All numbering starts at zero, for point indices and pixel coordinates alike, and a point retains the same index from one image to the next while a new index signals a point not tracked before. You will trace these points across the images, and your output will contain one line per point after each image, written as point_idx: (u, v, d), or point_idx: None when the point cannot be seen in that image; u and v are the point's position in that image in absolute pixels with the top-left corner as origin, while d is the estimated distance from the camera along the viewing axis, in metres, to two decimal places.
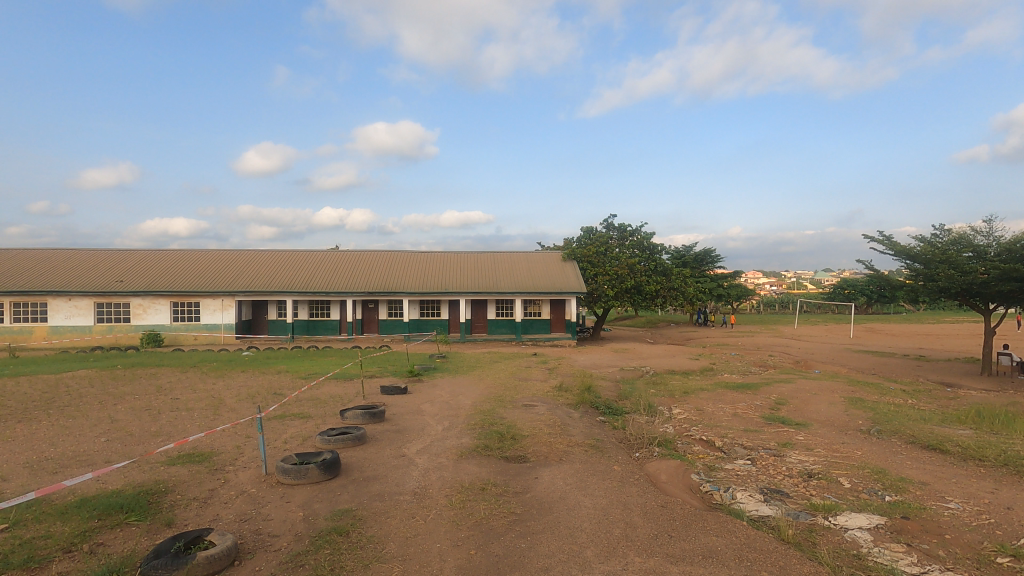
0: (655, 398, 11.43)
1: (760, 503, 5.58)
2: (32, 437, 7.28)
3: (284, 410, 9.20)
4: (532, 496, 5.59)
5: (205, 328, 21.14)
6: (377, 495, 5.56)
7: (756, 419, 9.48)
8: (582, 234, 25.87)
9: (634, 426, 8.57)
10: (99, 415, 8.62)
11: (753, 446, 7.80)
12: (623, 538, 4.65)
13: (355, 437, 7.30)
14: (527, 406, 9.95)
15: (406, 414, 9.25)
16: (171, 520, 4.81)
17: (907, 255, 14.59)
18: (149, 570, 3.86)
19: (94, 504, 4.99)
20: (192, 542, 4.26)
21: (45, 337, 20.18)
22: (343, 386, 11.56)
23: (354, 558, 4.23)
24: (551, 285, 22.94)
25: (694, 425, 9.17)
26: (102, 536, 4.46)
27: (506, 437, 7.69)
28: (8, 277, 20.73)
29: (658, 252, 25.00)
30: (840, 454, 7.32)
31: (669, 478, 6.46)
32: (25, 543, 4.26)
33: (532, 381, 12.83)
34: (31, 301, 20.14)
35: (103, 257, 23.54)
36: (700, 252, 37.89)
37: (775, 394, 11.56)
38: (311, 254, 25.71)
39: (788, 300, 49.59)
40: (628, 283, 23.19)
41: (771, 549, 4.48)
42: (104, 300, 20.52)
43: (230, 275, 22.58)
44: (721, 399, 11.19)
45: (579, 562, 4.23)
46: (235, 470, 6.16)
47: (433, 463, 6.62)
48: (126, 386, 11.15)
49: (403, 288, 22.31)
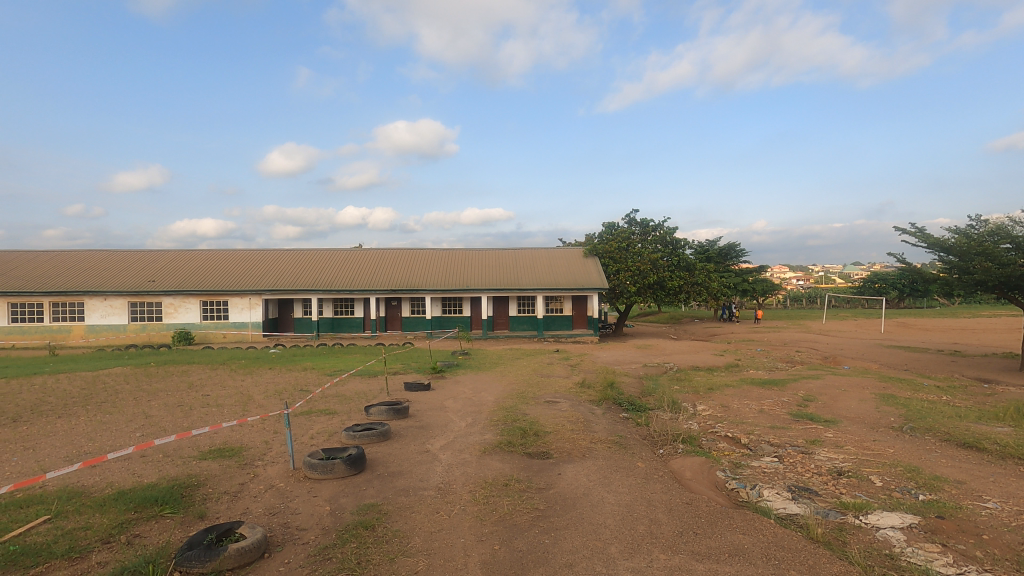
0: (678, 394, 11.29)
1: (787, 501, 5.49)
2: (72, 433, 7.55)
3: (310, 407, 9.36)
4: (556, 492, 5.60)
5: (234, 326, 21.60)
6: (402, 490, 5.63)
7: (783, 416, 9.29)
8: (604, 229, 25.76)
9: (657, 423, 8.48)
10: (135, 411, 8.90)
11: (780, 444, 7.66)
12: (648, 535, 4.62)
13: (379, 433, 7.39)
14: (550, 402, 9.92)
15: (430, 411, 9.33)
16: (203, 513, 4.95)
17: (942, 248, 14.09)
18: (182, 562, 3.97)
19: (130, 498, 5.15)
20: (224, 534, 4.38)
21: (82, 335, 20.89)
22: (368, 382, 11.74)
23: (379, 552, 4.29)
24: (573, 281, 22.90)
25: (720, 422, 9.03)
26: (139, 527, 4.61)
27: (529, 433, 7.71)
28: (47, 278, 21.50)
29: (680, 247, 24.74)
30: (871, 452, 7.14)
31: (693, 475, 6.38)
32: (66, 534, 4.43)
33: (554, 378, 12.77)
34: (68, 301, 20.86)
35: (136, 258, 24.25)
36: (725, 246, 37.11)
37: (803, 391, 11.31)
38: (335, 252, 26.09)
39: (815, 294, 48.71)
40: (651, 278, 22.95)
41: (799, 547, 4.40)
42: (137, 300, 21.14)
43: (257, 274, 23.03)
44: (747, 396, 10.99)
45: (603, 559, 4.22)
46: (263, 465, 6.29)
47: (457, 459, 6.67)
48: (160, 383, 11.50)
49: (425, 286, 22.50)
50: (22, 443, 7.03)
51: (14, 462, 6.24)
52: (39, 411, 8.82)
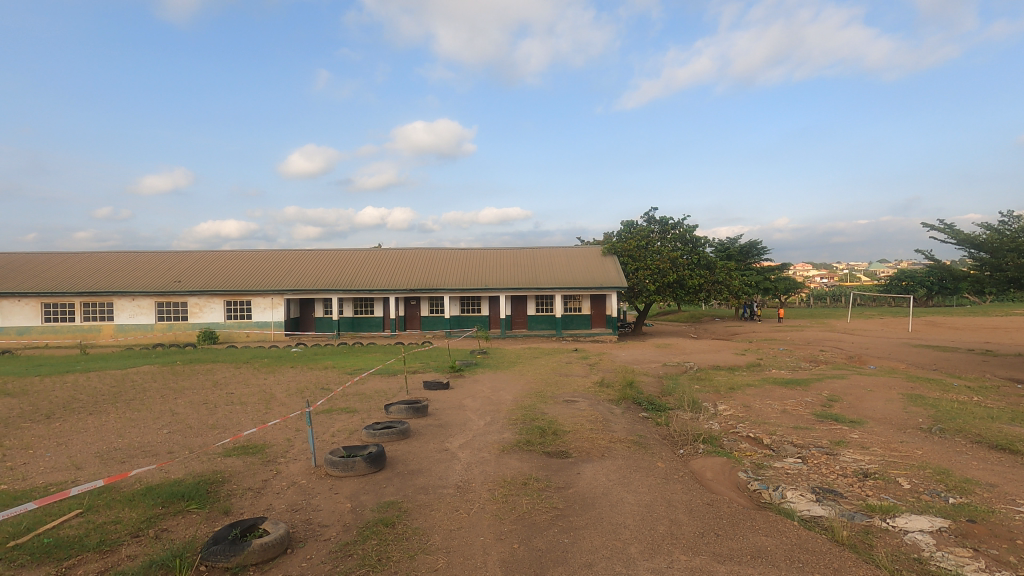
0: (699, 394, 11.16)
1: (812, 503, 5.39)
2: (103, 429, 7.76)
3: (331, 405, 9.47)
4: (575, 492, 5.58)
5: (257, 326, 21.95)
6: (421, 488, 5.67)
7: (806, 417, 9.13)
8: (623, 228, 25.60)
9: (678, 423, 8.40)
10: (162, 408, 9.10)
11: (804, 444, 7.53)
12: (669, 536, 4.58)
13: (399, 431, 7.47)
14: (569, 402, 9.87)
15: (448, 410, 9.37)
16: (228, 509, 5.05)
17: (973, 244, 13.66)
18: (208, 556, 4.05)
19: (158, 493, 5.27)
20: (248, 529, 4.46)
21: (112, 335, 21.44)
22: (387, 381, 11.81)
23: (399, 549, 4.32)
24: (591, 280, 22.77)
25: (741, 422, 8.93)
26: (167, 522, 4.72)
27: (547, 433, 7.68)
28: (78, 279, 22.14)
29: (700, 245, 24.47)
30: (898, 454, 6.98)
31: (715, 476, 6.30)
32: (97, 527, 4.56)
33: (573, 377, 12.74)
34: (98, 301, 21.44)
35: (163, 259, 24.85)
36: (746, 245, 36.59)
37: (827, 391, 11.09)
38: (355, 253, 26.37)
39: (841, 292, 47.77)
40: (670, 277, 22.73)
41: (824, 550, 4.32)
42: (164, 300, 21.63)
43: (279, 275, 23.40)
44: (769, 396, 10.82)
45: (623, 559, 4.20)
46: (285, 463, 6.39)
47: (476, 457, 6.70)
48: (186, 381, 11.72)
49: (444, 286, 22.60)
50: (55, 438, 7.25)
51: (48, 457, 6.44)
52: (70, 408, 9.07)
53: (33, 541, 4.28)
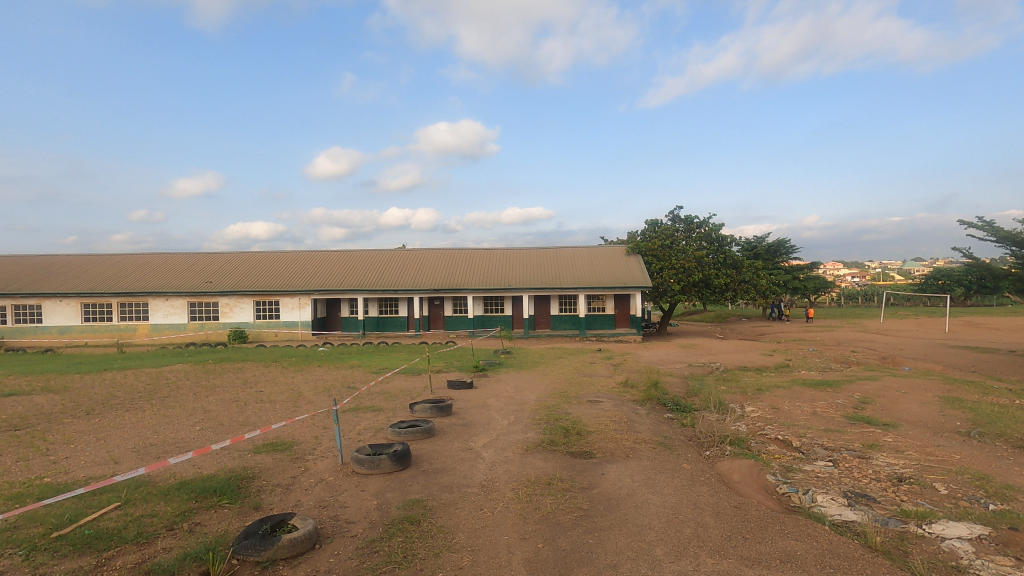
0: (725, 395, 10.99)
1: (843, 507, 5.26)
2: (139, 425, 8.02)
3: (357, 404, 9.60)
4: (600, 492, 5.55)
5: (285, 326, 22.39)
6: (446, 487, 5.71)
7: (837, 419, 8.92)
8: (647, 227, 25.34)
9: (704, 423, 8.29)
10: (195, 406, 9.35)
11: (835, 447, 7.36)
12: (695, 538, 4.52)
13: (424, 429, 7.54)
14: (593, 402, 9.81)
15: (473, 409, 9.42)
16: (258, 504, 5.16)
17: (1015, 242, 13.12)
18: (240, 550, 4.14)
19: (191, 488, 5.42)
20: (277, 525, 4.55)
21: (147, 334, 22.13)
22: (412, 381, 11.93)
23: (425, 547, 4.37)
24: (615, 280, 22.61)
25: (769, 424, 8.77)
26: (200, 516, 4.86)
27: (571, 433, 7.66)
28: (116, 280, 22.92)
29: (726, 244, 24.08)
30: (935, 458, 6.76)
31: (743, 478, 6.19)
32: (135, 520, 4.71)
33: (596, 377, 12.67)
34: (134, 301, 22.14)
35: (196, 260, 25.57)
36: (774, 244, 35.90)
37: (859, 393, 10.82)
38: (380, 254, 26.71)
39: (873, 292, 46.46)
40: (695, 277, 22.45)
41: (856, 556, 4.22)
42: (196, 300, 22.23)
43: (306, 275, 23.83)
44: (798, 397, 10.60)
45: (648, 560, 4.16)
46: (313, 459, 6.51)
47: (500, 457, 6.72)
48: (217, 379, 12.01)
49: (467, 286, 22.72)
50: (95, 434, 7.53)
51: (89, 451, 6.68)
52: (108, 405, 9.39)
53: (75, 532, 4.46)
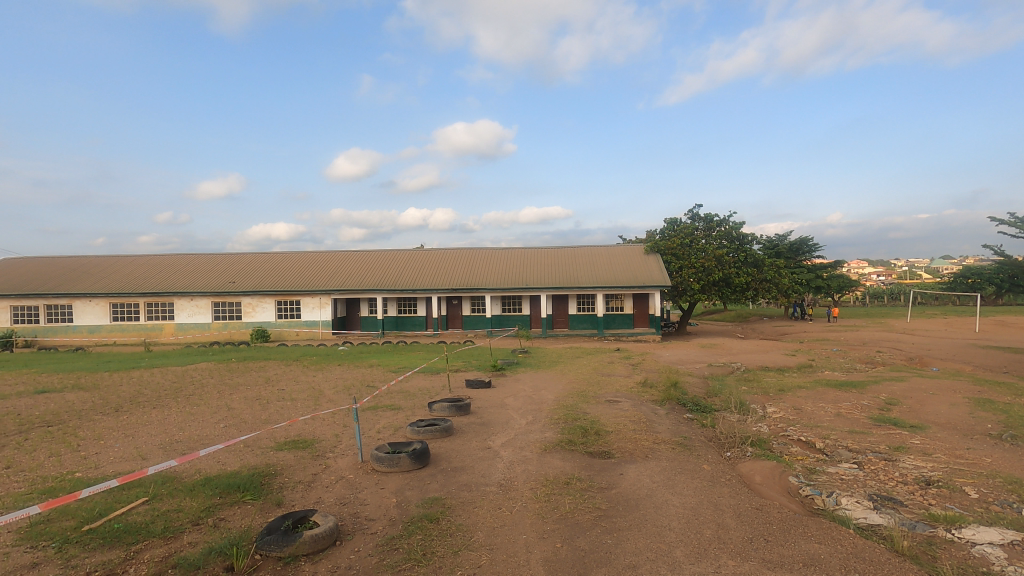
0: (747, 396, 10.85)
1: (869, 510, 5.16)
2: (166, 422, 8.20)
3: (377, 402, 9.69)
4: (618, 493, 5.52)
5: (306, 325, 22.69)
6: (465, 486, 5.73)
7: (863, 420, 8.74)
8: (666, 225, 25.05)
9: (724, 424, 8.20)
10: (219, 403, 9.54)
11: (860, 449, 7.21)
12: (715, 540, 4.48)
13: (442, 428, 7.58)
14: (611, 402, 9.76)
15: (491, 408, 9.45)
16: (280, 501, 5.25)
17: None
18: (263, 545, 4.22)
19: (215, 484, 5.53)
20: (299, 521, 4.62)
21: (173, 333, 22.63)
22: (431, 380, 12.00)
23: (444, 545, 4.39)
24: (633, 279, 22.44)
25: (791, 425, 8.62)
26: (224, 512, 4.95)
27: (590, 433, 7.64)
28: (143, 280, 23.48)
29: (747, 243, 23.73)
30: (965, 461, 6.58)
31: (764, 480, 6.10)
32: (162, 515, 4.82)
33: (615, 376, 12.60)
34: (160, 301, 22.64)
35: (219, 261, 26.07)
36: (797, 242, 35.29)
37: (885, 394, 10.58)
38: (398, 254, 26.92)
39: (900, 291, 45.35)
40: (716, 276, 22.18)
41: (882, 560, 4.13)
42: (220, 300, 22.66)
43: (326, 275, 24.12)
44: (822, 398, 10.41)
45: (668, 562, 4.13)
46: (333, 457, 6.59)
47: (518, 456, 6.73)
48: (240, 378, 12.22)
49: (485, 285, 22.77)
50: (123, 430, 7.72)
51: (118, 447, 6.86)
52: (136, 402, 9.62)
53: (104, 526, 4.57)
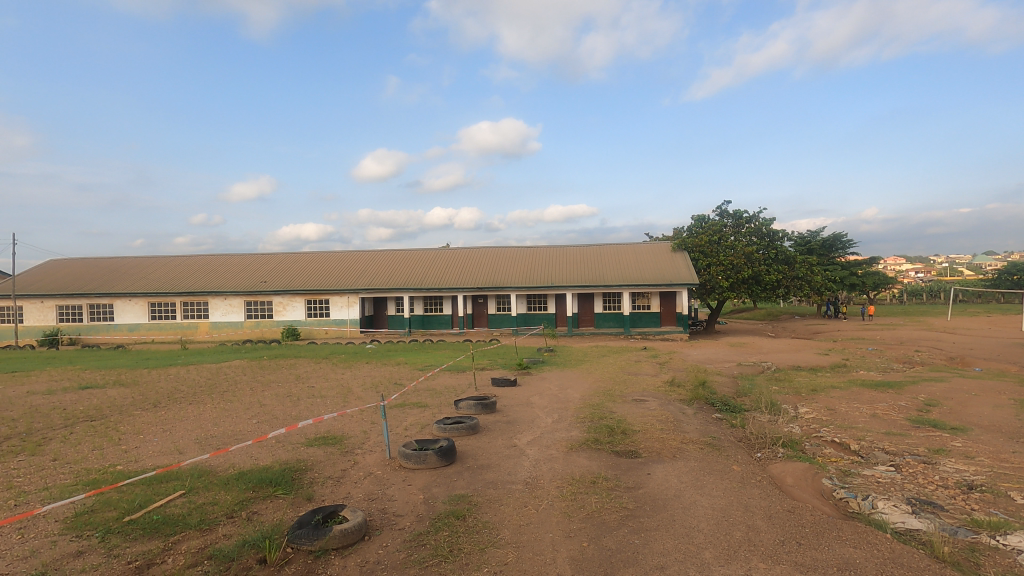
0: (778, 396, 10.63)
1: (907, 515, 4.99)
2: (201, 418, 8.44)
3: (404, 400, 9.81)
4: (645, 492, 5.46)
5: (335, 323, 23.08)
6: (491, 483, 5.76)
7: (900, 422, 8.47)
8: (693, 222, 24.64)
9: (755, 424, 8.05)
10: (252, 400, 9.78)
11: (897, 452, 6.99)
12: (745, 543, 4.40)
13: (468, 426, 7.62)
14: (638, 401, 9.68)
15: (517, 407, 9.46)
16: (311, 495, 5.36)
17: None
18: (294, 539, 4.31)
19: (249, 478, 5.68)
20: (329, 516, 4.71)
21: (207, 331, 23.29)
22: (457, 378, 12.09)
23: (470, 541, 4.42)
24: (660, 277, 22.17)
25: (825, 426, 8.40)
26: (257, 505, 5.08)
27: (616, 432, 7.59)
28: (179, 280, 24.25)
29: (778, 240, 23.18)
30: (1010, 465, 6.31)
31: (796, 482, 5.96)
32: (198, 507, 4.98)
33: (642, 376, 12.46)
34: (195, 300, 23.31)
35: (252, 261, 26.71)
36: (830, 238, 34.40)
37: (924, 395, 10.22)
38: (424, 253, 27.15)
39: (939, 288, 43.69)
40: (745, 273, 21.76)
41: (920, 566, 4.00)
42: (252, 299, 23.22)
43: (354, 275, 24.49)
44: (856, 399, 10.13)
45: (697, 563, 4.08)
46: (362, 453, 6.70)
47: (544, 454, 6.72)
48: (272, 375, 12.53)
49: (510, 284, 22.79)
50: (161, 425, 7.98)
51: (156, 441, 7.09)
52: (172, 398, 9.93)
53: (144, 517, 4.74)
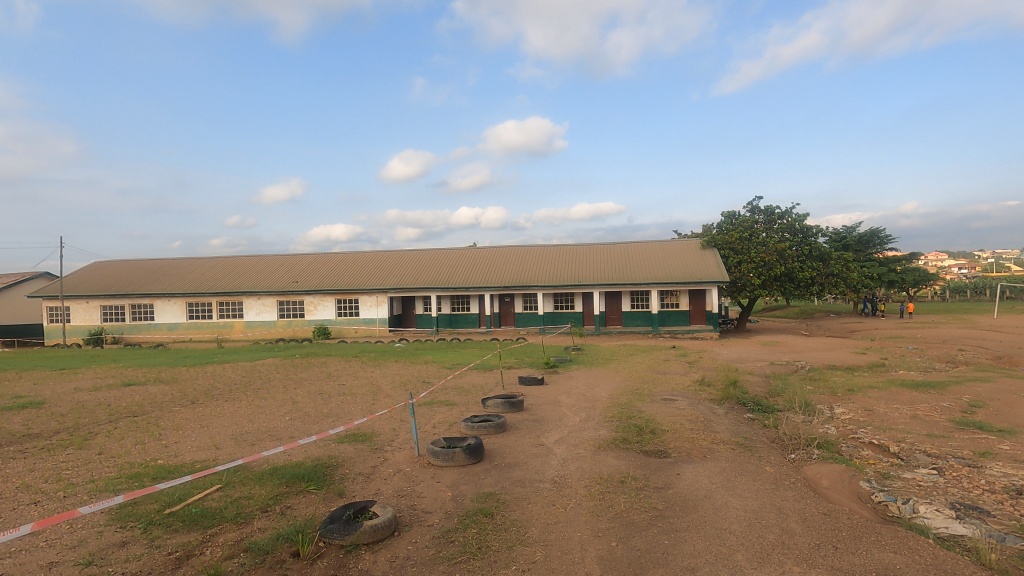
0: (812, 396, 10.35)
1: (951, 520, 4.81)
2: (237, 414, 8.68)
3: (432, 398, 9.90)
4: (675, 493, 5.39)
5: (364, 323, 23.44)
6: (519, 481, 5.77)
7: (943, 423, 8.16)
8: (723, 219, 24.18)
9: (788, 425, 7.86)
10: (285, 397, 10.01)
11: (940, 454, 6.74)
12: (780, 545, 4.30)
13: (496, 424, 7.65)
14: (667, 400, 9.56)
15: (544, 405, 9.45)
16: (342, 491, 5.45)
17: None
18: (326, 533, 4.40)
19: (282, 473, 5.82)
20: (359, 511, 4.79)
21: (242, 330, 23.93)
22: (484, 376, 12.14)
23: (498, 539, 4.44)
24: (689, 275, 21.82)
25: (862, 427, 8.15)
26: (291, 500, 5.20)
27: (645, 431, 7.51)
28: (216, 280, 24.99)
29: (812, 236, 22.57)
30: None
31: (832, 484, 5.80)
32: (235, 501, 5.13)
33: (671, 375, 12.30)
34: (230, 300, 23.97)
35: (284, 262, 27.34)
36: (867, 233, 33.34)
37: (968, 396, 9.82)
38: (451, 252, 27.34)
39: (985, 284, 41.85)
40: (777, 270, 21.30)
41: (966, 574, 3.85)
42: (284, 299, 23.75)
43: (382, 274, 24.82)
44: (896, 399, 9.80)
45: (728, 565, 4.01)
46: (391, 451, 6.78)
47: (572, 453, 6.69)
48: (304, 373, 12.80)
49: (537, 283, 22.76)
50: (198, 421, 8.24)
51: (194, 437, 7.33)
52: (209, 395, 10.24)
53: (183, 510, 4.90)
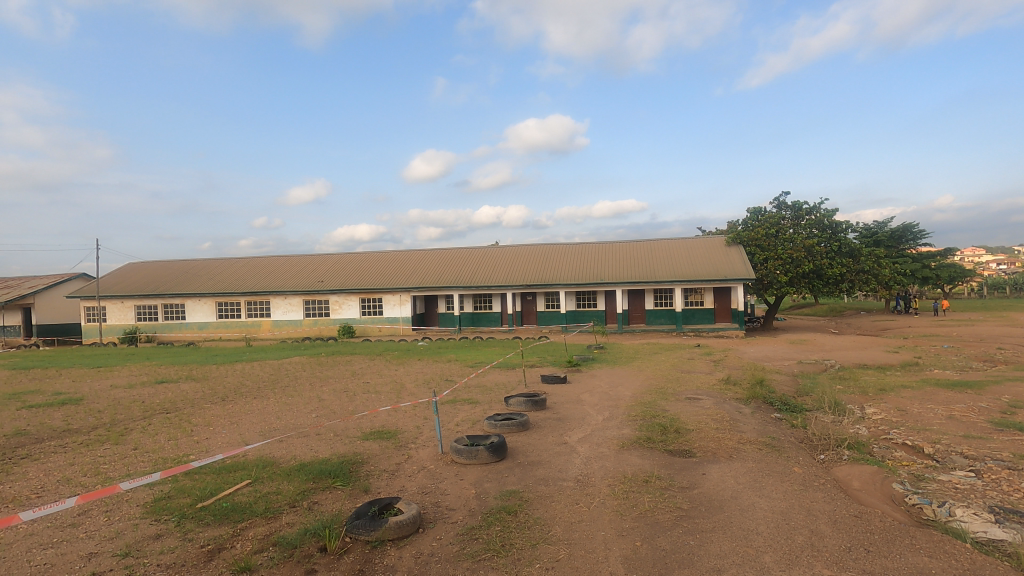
0: (842, 395, 10.11)
1: (989, 524, 4.65)
2: (265, 411, 8.86)
3: (455, 396, 9.95)
4: (701, 493, 5.32)
5: (388, 321, 23.70)
6: (542, 480, 5.77)
7: (980, 424, 7.89)
8: (749, 215, 23.76)
9: (817, 425, 7.69)
10: (311, 395, 10.18)
11: (977, 456, 6.52)
12: (809, 547, 4.22)
13: (519, 423, 7.65)
14: (692, 399, 9.45)
15: (567, 404, 9.42)
16: (367, 487, 5.53)
17: None
18: (352, 529, 4.46)
19: (309, 469, 5.93)
20: (384, 507, 4.84)
21: (269, 329, 24.41)
22: (507, 375, 12.17)
23: (521, 537, 4.44)
24: (714, 272, 21.49)
25: (895, 428, 7.93)
26: (317, 496, 5.29)
27: (669, 430, 7.43)
28: (244, 280, 25.55)
29: (841, 231, 22.04)
30: None
31: (863, 486, 5.66)
32: (263, 496, 5.24)
33: (696, 374, 12.15)
34: (258, 300, 24.47)
35: (309, 262, 27.79)
36: (898, 228, 32.35)
37: (1008, 396, 9.46)
38: (473, 252, 27.46)
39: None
40: (805, 267, 20.89)
41: None
42: (310, 298, 24.14)
43: (405, 273, 25.04)
44: (930, 399, 9.51)
45: (756, 567, 3.95)
46: (415, 448, 6.85)
47: (595, 452, 6.66)
48: (330, 371, 13.00)
49: (559, 281, 22.70)
50: (229, 418, 8.43)
51: (225, 433, 7.50)
52: (238, 393, 10.47)
53: (214, 504, 5.03)
